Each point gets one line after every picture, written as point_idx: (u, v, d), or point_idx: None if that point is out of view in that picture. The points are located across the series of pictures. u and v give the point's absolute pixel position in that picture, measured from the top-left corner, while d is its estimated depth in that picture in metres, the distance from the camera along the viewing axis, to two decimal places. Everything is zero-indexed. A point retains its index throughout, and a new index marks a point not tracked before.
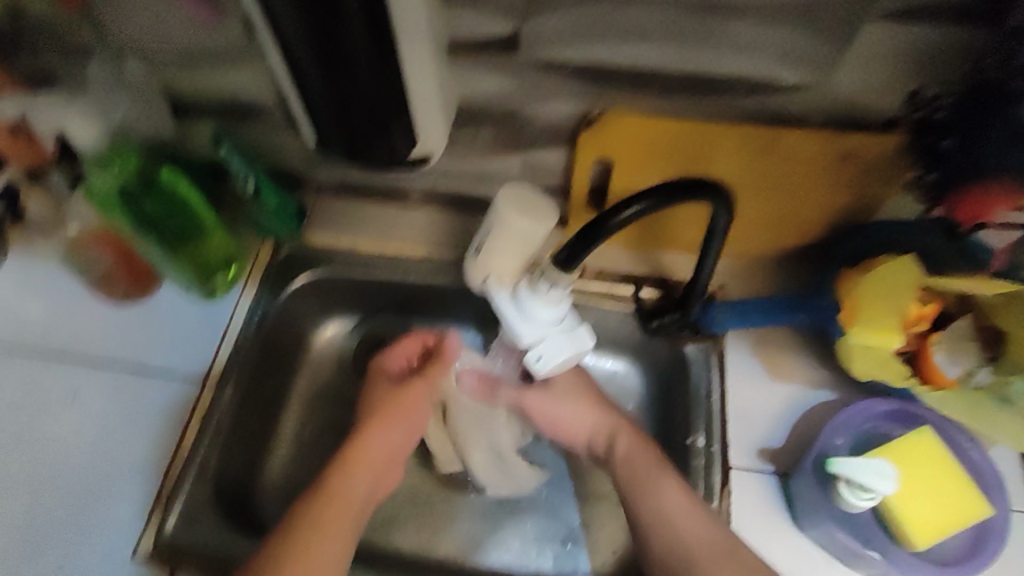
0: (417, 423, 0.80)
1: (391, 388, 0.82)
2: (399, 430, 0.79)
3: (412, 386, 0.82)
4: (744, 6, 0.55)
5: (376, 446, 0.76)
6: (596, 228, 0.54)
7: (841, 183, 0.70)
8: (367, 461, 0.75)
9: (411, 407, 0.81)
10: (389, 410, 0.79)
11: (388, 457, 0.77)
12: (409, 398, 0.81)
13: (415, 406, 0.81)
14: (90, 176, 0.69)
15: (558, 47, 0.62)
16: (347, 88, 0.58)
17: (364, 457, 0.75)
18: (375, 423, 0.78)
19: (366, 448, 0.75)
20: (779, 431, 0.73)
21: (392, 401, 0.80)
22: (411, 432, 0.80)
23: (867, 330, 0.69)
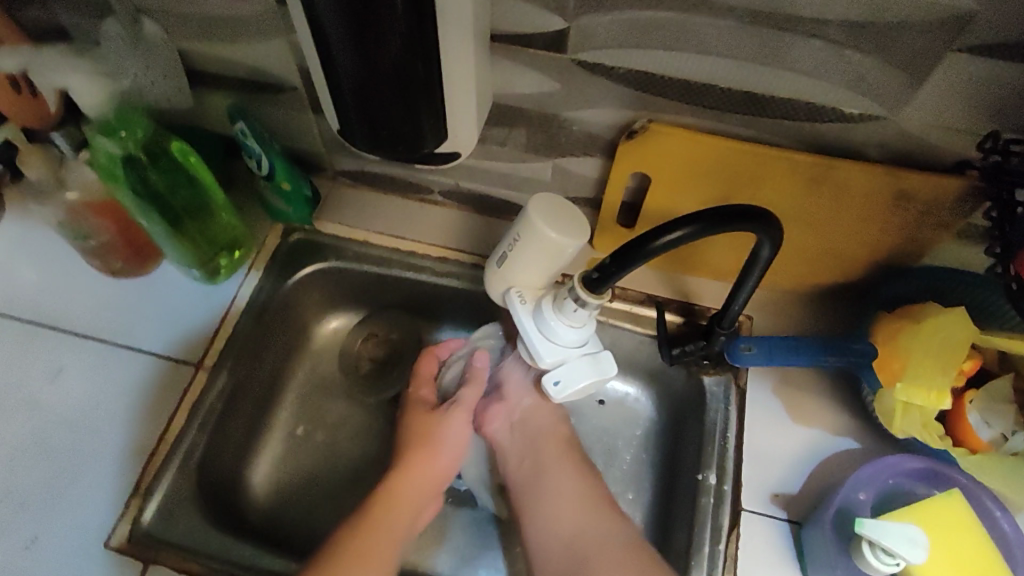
0: (458, 452, 0.74)
1: (426, 414, 0.75)
2: (440, 462, 0.72)
3: (450, 414, 0.75)
4: (815, 22, 0.51)
5: (417, 481, 0.70)
6: (635, 252, 0.49)
7: (892, 223, 0.65)
8: (409, 498, 0.69)
9: (454, 436, 0.74)
10: (426, 438, 0.73)
11: (431, 492, 0.71)
12: (448, 426, 0.74)
13: (452, 435, 0.74)
14: (94, 142, 0.66)
15: (607, 50, 0.57)
16: (381, 74, 0.53)
17: (405, 490, 0.69)
18: (416, 452, 0.72)
19: (411, 479, 0.70)
20: (796, 479, 0.68)
21: (427, 428, 0.74)
22: (454, 461, 0.73)
23: (916, 387, 0.61)
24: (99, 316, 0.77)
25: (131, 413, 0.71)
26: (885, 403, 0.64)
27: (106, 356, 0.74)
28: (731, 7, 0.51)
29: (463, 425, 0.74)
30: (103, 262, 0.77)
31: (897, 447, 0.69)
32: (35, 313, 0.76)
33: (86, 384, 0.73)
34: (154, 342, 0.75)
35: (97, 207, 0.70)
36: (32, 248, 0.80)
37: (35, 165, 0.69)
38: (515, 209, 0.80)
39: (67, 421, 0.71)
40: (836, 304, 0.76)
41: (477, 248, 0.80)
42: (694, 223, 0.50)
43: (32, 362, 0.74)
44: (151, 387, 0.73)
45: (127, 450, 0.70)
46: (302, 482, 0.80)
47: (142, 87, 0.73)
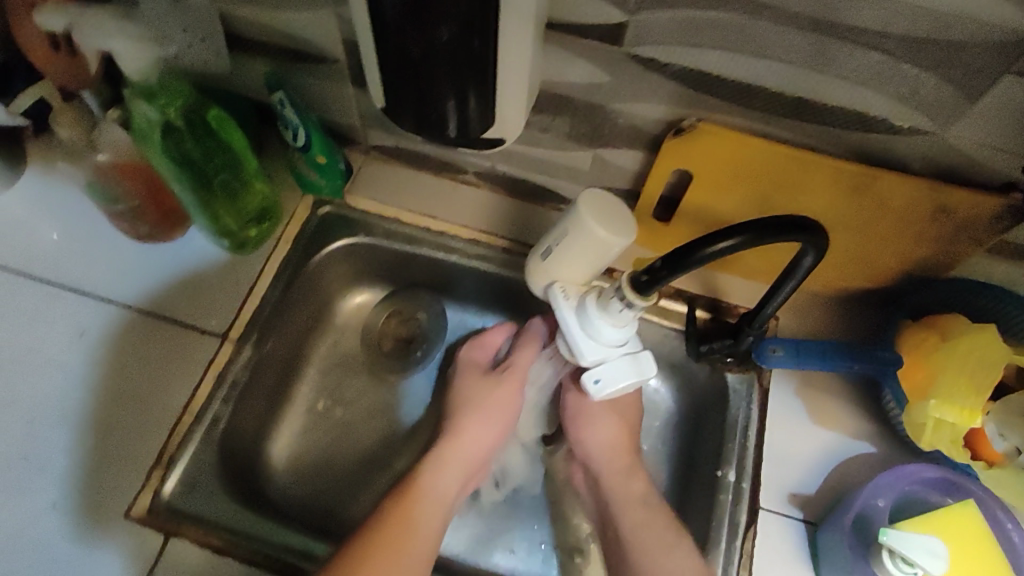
0: (507, 420, 0.76)
1: (478, 381, 0.77)
2: (489, 429, 0.75)
3: (502, 382, 0.77)
4: (880, 35, 0.49)
5: (468, 445, 0.73)
6: (686, 258, 0.49)
7: (927, 236, 0.65)
8: (459, 460, 0.72)
9: (503, 405, 0.76)
10: (477, 404, 0.75)
11: (479, 456, 0.74)
12: (497, 395, 0.76)
13: (502, 403, 0.76)
14: (133, 106, 0.65)
15: (663, 47, 0.56)
16: (434, 60, 0.53)
17: (454, 453, 0.72)
18: (467, 418, 0.75)
19: (463, 442, 0.73)
20: (814, 480, 0.70)
21: (478, 395, 0.76)
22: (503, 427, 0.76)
23: (949, 404, 0.63)
24: (126, 280, 0.77)
25: (156, 381, 0.72)
26: (915, 417, 0.65)
27: (131, 321, 0.74)
28: (796, 14, 0.50)
29: (513, 394, 0.76)
30: (131, 226, 0.76)
31: (911, 453, 0.71)
32: (61, 274, 0.76)
33: (110, 348, 0.73)
34: (180, 309, 0.75)
35: (129, 170, 0.70)
36: (56, 207, 0.80)
37: (69, 124, 0.69)
38: (548, 194, 0.80)
39: (92, 384, 0.72)
40: (863, 309, 0.77)
41: (508, 232, 0.80)
42: (747, 231, 0.50)
43: (56, 323, 0.74)
44: (177, 355, 0.73)
45: (152, 417, 0.70)
46: (323, 454, 0.81)
47: (179, 50, 0.71)
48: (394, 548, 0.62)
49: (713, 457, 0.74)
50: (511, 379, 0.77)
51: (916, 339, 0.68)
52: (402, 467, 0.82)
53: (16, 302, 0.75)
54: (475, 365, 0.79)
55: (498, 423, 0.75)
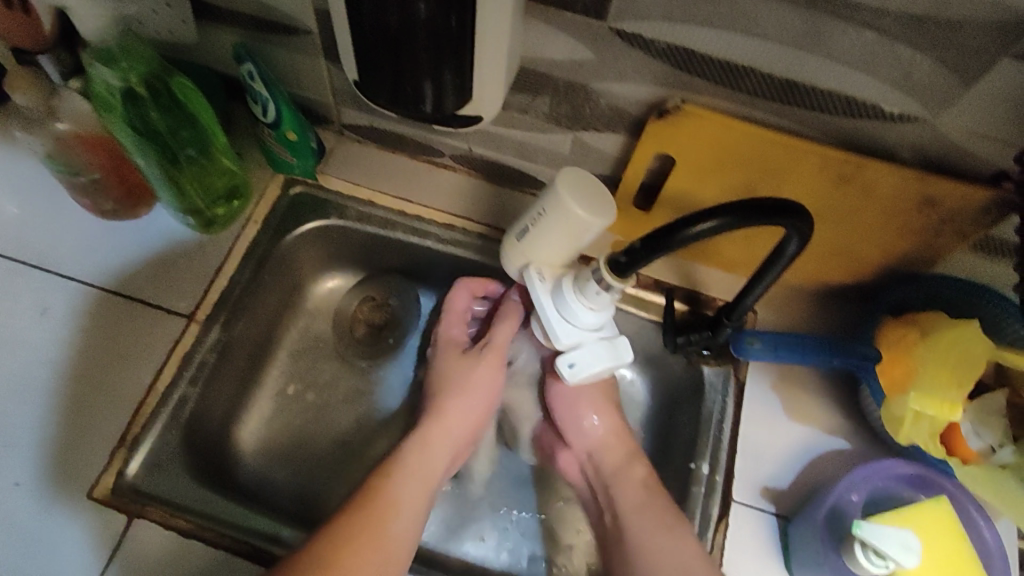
0: (490, 396, 0.74)
1: (459, 359, 0.75)
2: (471, 406, 0.73)
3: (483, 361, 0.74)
4: (873, 12, 0.48)
5: (452, 424, 0.71)
6: (667, 239, 0.47)
7: (912, 229, 0.64)
8: (444, 438, 0.70)
9: (484, 383, 0.74)
10: (456, 383, 0.73)
11: (465, 435, 0.72)
12: (476, 372, 0.74)
13: (483, 381, 0.74)
14: (92, 70, 0.63)
15: (649, 22, 0.54)
16: (411, 27, 0.50)
17: (438, 432, 0.70)
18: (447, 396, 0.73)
19: (446, 423, 0.71)
20: (788, 474, 0.69)
21: (458, 373, 0.74)
22: (486, 404, 0.74)
23: (929, 397, 0.62)
24: (87, 257, 0.73)
25: (117, 362, 0.69)
26: (894, 411, 0.63)
27: (93, 300, 0.71)
28: None
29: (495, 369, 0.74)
30: (93, 201, 0.73)
31: (890, 449, 0.70)
32: (19, 248, 0.73)
33: (71, 327, 0.70)
34: (143, 288, 0.72)
35: (91, 142, 0.67)
36: (15, 180, 0.76)
37: (25, 90, 0.64)
38: (528, 179, 0.77)
39: (49, 364, 0.69)
40: (842, 303, 0.76)
41: (485, 217, 0.78)
42: (730, 213, 0.48)
43: (15, 300, 0.71)
44: (140, 336, 0.70)
45: (111, 400, 0.67)
46: (290, 442, 0.79)
47: (144, 16, 0.68)
48: (375, 526, 0.60)
49: (688, 449, 0.73)
50: (489, 355, 0.75)
51: (897, 336, 0.67)
52: (374, 456, 0.80)
53: None
54: (453, 343, 0.77)
55: (480, 400, 0.74)
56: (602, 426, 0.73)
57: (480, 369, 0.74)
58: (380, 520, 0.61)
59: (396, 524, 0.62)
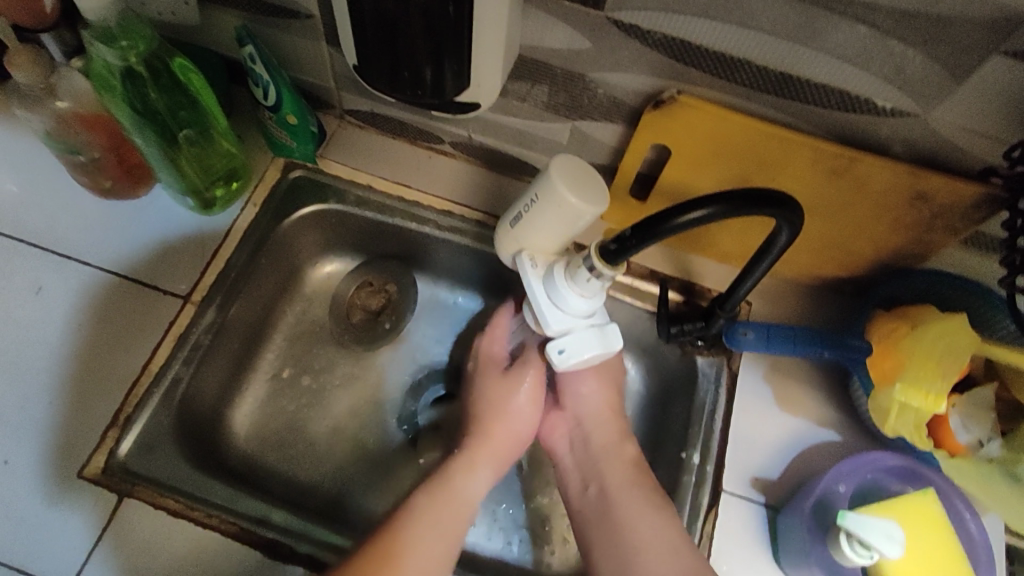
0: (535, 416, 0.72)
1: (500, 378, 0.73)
2: (518, 426, 0.71)
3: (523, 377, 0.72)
4: (866, 7, 0.48)
5: (497, 445, 0.69)
6: (656, 226, 0.48)
7: (904, 224, 0.64)
8: (490, 459, 0.68)
9: (532, 403, 0.72)
10: (499, 404, 0.71)
11: (510, 455, 0.70)
12: (521, 393, 0.71)
13: (530, 402, 0.72)
14: (92, 49, 0.61)
15: (645, 13, 0.54)
16: (409, 13, 0.51)
17: (482, 452, 0.68)
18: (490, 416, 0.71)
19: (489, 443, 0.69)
20: (778, 464, 0.70)
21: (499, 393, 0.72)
22: (532, 426, 0.72)
23: (914, 388, 0.62)
24: (85, 237, 0.74)
25: (114, 341, 0.70)
26: (880, 402, 0.64)
27: (90, 279, 0.72)
28: None
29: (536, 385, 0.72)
30: (92, 181, 0.74)
31: (877, 442, 0.71)
32: (17, 226, 0.74)
33: (69, 305, 0.71)
34: (141, 269, 0.73)
35: (90, 120, 0.67)
36: (15, 157, 0.77)
37: (25, 68, 0.61)
38: (526, 168, 0.78)
39: (46, 342, 0.70)
40: (835, 296, 0.76)
41: (482, 205, 0.79)
42: (719, 202, 0.48)
43: (13, 277, 0.72)
44: (137, 316, 0.71)
45: (107, 378, 0.68)
46: (284, 424, 0.80)
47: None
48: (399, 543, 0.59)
49: (680, 439, 0.74)
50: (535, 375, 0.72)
51: (888, 328, 0.67)
52: (367, 439, 0.81)
53: None
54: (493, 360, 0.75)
55: (526, 422, 0.71)
56: (603, 418, 0.72)
57: (525, 390, 0.71)
58: (402, 537, 0.60)
59: (432, 548, 0.60)
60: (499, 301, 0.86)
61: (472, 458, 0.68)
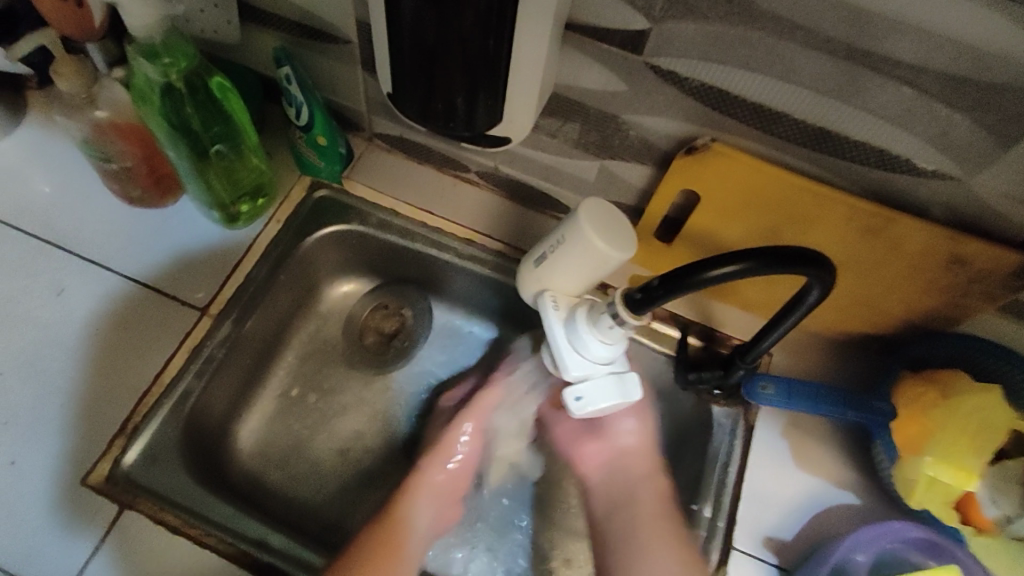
0: (468, 463, 0.73)
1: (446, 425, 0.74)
2: (452, 466, 0.71)
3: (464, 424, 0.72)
4: (912, 68, 0.47)
5: (435, 484, 0.69)
6: (683, 279, 0.47)
7: (937, 287, 0.63)
8: (426, 497, 0.68)
9: (471, 448, 0.72)
10: (444, 446, 0.71)
11: (445, 495, 0.70)
12: (462, 436, 0.72)
13: (467, 448, 0.72)
14: (135, 63, 0.61)
15: (684, 59, 0.54)
16: (448, 46, 0.50)
17: (422, 488, 0.68)
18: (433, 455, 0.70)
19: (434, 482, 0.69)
20: (792, 525, 0.68)
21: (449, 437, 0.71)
22: (464, 473, 0.72)
23: (944, 464, 0.61)
24: (108, 242, 0.74)
25: (129, 349, 0.70)
26: (906, 474, 0.63)
27: (111, 285, 0.73)
28: (829, 39, 0.48)
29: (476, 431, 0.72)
30: (121, 188, 0.74)
31: (897, 509, 0.68)
32: (45, 227, 0.74)
33: (87, 309, 0.71)
34: (161, 278, 0.73)
35: (126, 130, 0.68)
36: (49, 159, 0.78)
37: (70, 77, 0.63)
38: (552, 203, 0.77)
39: (62, 344, 0.70)
40: (861, 354, 0.74)
41: (505, 237, 0.78)
42: (750, 258, 0.47)
43: (36, 278, 0.72)
44: (153, 324, 0.71)
45: (119, 386, 0.68)
46: (290, 443, 0.79)
47: (190, 13, 0.69)
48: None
49: (692, 489, 0.72)
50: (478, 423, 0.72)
51: (916, 394, 0.65)
52: (372, 466, 0.79)
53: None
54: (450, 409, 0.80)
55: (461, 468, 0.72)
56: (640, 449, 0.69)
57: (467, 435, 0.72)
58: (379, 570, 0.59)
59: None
60: (515, 333, 0.85)
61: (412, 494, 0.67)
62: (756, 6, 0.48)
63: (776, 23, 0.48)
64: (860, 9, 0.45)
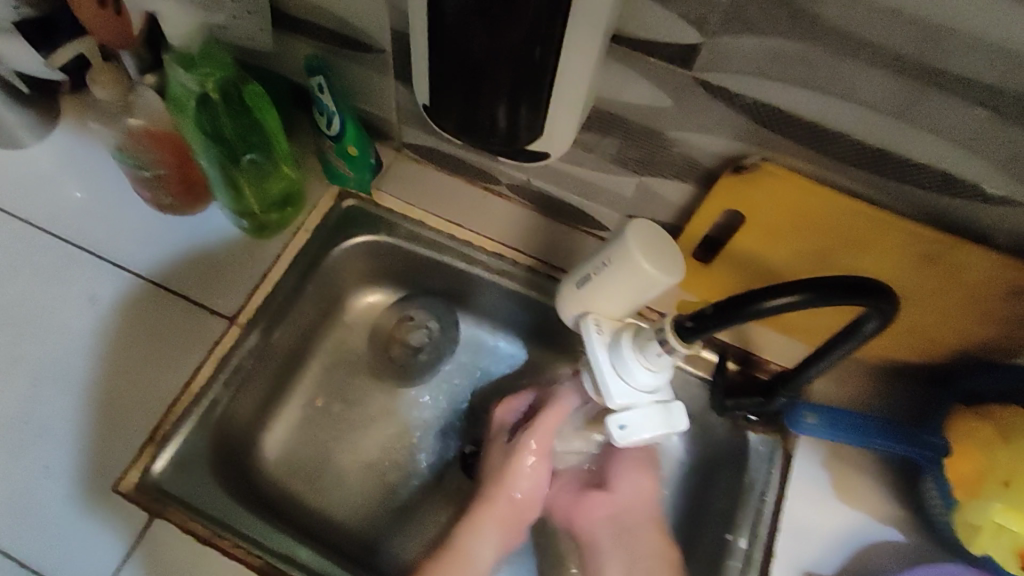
0: (537, 487, 0.71)
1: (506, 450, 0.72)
2: (519, 496, 0.69)
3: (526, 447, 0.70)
4: (986, 88, 0.44)
5: (498, 520, 0.68)
6: (737, 309, 0.46)
7: (995, 316, 0.59)
8: (490, 534, 0.67)
9: (537, 475, 0.70)
10: (506, 478, 0.69)
11: (515, 523, 0.69)
12: (526, 465, 0.70)
13: (532, 478, 0.70)
14: (172, 73, 0.62)
15: (737, 74, 0.51)
16: (492, 58, 0.49)
17: (488, 521, 0.68)
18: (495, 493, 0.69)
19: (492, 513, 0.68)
20: (834, 559, 0.65)
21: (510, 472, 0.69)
22: (533, 498, 0.70)
23: (1014, 512, 0.57)
24: (138, 249, 0.74)
25: (157, 357, 0.69)
26: (969, 516, 0.59)
27: (141, 292, 0.72)
28: (897, 56, 0.45)
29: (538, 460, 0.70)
30: (153, 196, 0.73)
31: (945, 547, 0.65)
32: (77, 233, 0.74)
33: (118, 316, 0.71)
34: (190, 287, 0.72)
35: (160, 138, 0.67)
36: (82, 165, 0.77)
37: (107, 85, 0.64)
38: (586, 218, 0.75)
39: (93, 352, 0.69)
40: (906, 383, 0.71)
41: (538, 252, 0.76)
42: (807, 289, 0.45)
43: (67, 284, 0.72)
44: (182, 334, 0.70)
45: (146, 395, 0.67)
46: (314, 456, 0.77)
47: (225, 21, 0.68)
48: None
49: (725, 518, 0.69)
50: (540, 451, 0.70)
51: (971, 430, 0.61)
52: (398, 483, 0.78)
53: (31, 256, 0.73)
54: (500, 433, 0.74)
55: (528, 496, 0.70)
56: (644, 502, 0.70)
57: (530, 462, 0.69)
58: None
59: None
60: (544, 350, 0.82)
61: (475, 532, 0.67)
62: (820, 20, 0.45)
63: (839, 38, 0.46)
64: (933, 25, 0.42)
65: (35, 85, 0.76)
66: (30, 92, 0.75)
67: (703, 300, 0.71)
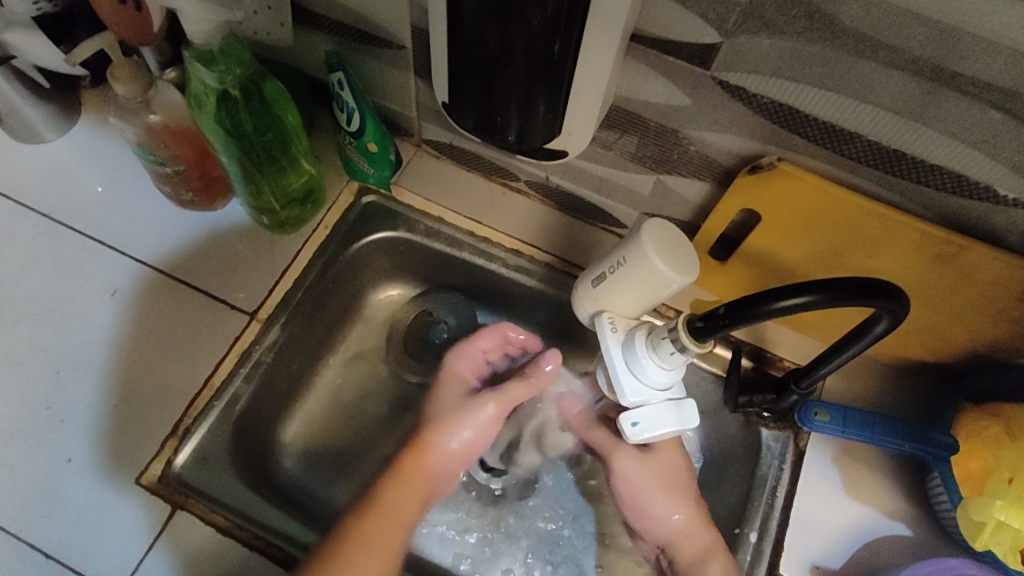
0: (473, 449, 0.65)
1: (461, 396, 0.68)
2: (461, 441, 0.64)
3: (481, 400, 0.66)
4: (1005, 93, 0.44)
5: (435, 464, 0.63)
6: (750, 308, 0.47)
7: (1008, 317, 0.60)
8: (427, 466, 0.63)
9: (484, 422, 0.65)
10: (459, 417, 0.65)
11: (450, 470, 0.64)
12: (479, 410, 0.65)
13: (480, 424, 0.65)
14: (192, 69, 0.61)
15: (753, 73, 0.51)
16: (510, 59, 0.49)
17: (417, 470, 0.62)
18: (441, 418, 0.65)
19: (423, 462, 0.63)
20: (844, 555, 0.66)
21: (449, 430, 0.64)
22: (473, 449, 0.65)
23: (1016, 508, 0.57)
24: (159, 243, 0.75)
25: (180, 350, 0.70)
26: (972, 515, 0.59)
27: (162, 286, 0.73)
28: (915, 59, 0.45)
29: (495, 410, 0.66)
30: (173, 190, 0.74)
31: (956, 546, 0.66)
32: (97, 228, 0.75)
33: (140, 308, 0.72)
34: (210, 282, 0.73)
35: (178, 133, 0.68)
36: (102, 159, 0.78)
37: (126, 81, 0.62)
38: (602, 214, 0.76)
39: (117, 346, 0.70)
40: (918, 380, 0.72)
41: (553, 247, 0.77)
42: (820, 289, 0.46)
43: (90, 277, 0.73)
44: (203, 326, 0.71)
45: (169, 387, 0.68)
46: (335, 446, 0.79)
47: (245, 16, 0.68)
48: (389, 518, 0.60)
49: (734, 513, 0.70)
50: (500, 402, 0.66)
51: (980, 428, 0.62)
52: None
53: (52, 250, 0.74)
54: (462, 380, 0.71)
55: (471, 440, 0.65)
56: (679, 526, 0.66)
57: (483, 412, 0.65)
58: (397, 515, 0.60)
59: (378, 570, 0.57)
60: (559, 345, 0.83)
61: (411, 474, 0.62)
62: (838, 23, 0.45)
63: (858, 41, 0.46)
64: (954, 29, 0.42)
65: (55, 79, 0.77)
66: (50, 86, 0.76)
67: (719, 298, 0.72)
